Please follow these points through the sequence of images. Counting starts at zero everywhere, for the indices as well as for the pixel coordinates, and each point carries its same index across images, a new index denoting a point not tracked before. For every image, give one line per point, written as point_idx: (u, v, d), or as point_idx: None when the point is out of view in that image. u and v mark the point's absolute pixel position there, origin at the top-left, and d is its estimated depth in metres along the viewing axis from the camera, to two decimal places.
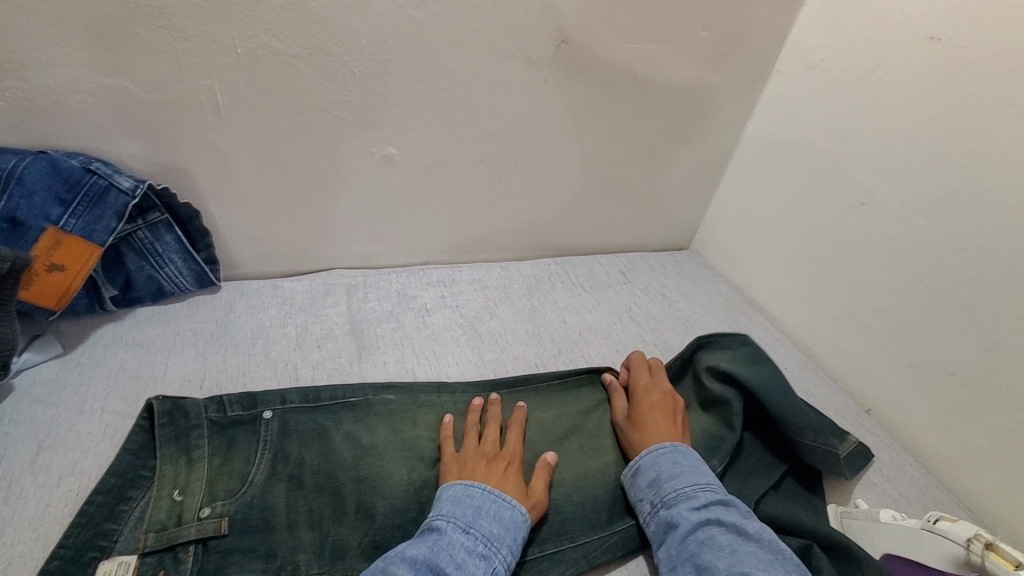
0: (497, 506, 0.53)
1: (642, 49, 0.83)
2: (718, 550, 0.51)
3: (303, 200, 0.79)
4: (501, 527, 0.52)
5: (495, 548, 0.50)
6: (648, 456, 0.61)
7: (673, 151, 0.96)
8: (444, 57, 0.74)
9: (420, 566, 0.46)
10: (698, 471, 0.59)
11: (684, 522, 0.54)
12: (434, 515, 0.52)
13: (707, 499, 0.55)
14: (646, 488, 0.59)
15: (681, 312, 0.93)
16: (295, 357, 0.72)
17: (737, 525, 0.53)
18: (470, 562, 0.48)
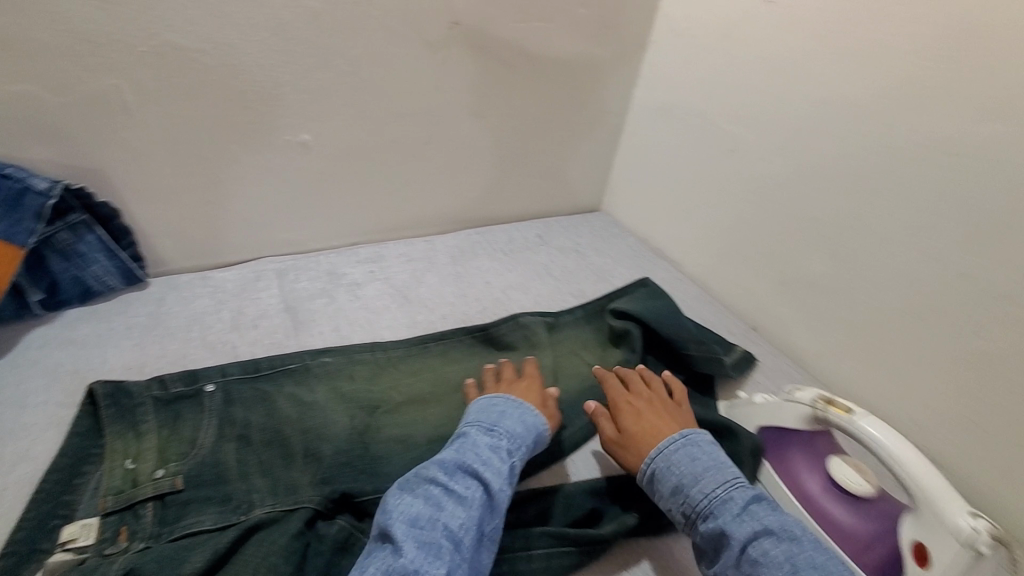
0: (520, 412, 0.61)
1: (529, 27, 0.91)
2: (775, 568, 0.48)
3: (224, 191, 0.83)
4: (524, 428, 0.60)
5: (517, 445, 0.58)
6: (660, 456, 0.58)
7: (572, 119, 1.06)
8: (346, 44, 0.79)
9: (448, 466, 0.53)
10: (721, 468, 0.56)
11: (729, 537, 0.51)
12: (466, 423, 0.59)
13: (742, 501, 0.53)
14: (672, 497, 0.55)
15: (594, 264, 1.03)
16: (232, 337, 0.76)
17: (785, 530, 0.50)
18: (494, 458, 0.55)
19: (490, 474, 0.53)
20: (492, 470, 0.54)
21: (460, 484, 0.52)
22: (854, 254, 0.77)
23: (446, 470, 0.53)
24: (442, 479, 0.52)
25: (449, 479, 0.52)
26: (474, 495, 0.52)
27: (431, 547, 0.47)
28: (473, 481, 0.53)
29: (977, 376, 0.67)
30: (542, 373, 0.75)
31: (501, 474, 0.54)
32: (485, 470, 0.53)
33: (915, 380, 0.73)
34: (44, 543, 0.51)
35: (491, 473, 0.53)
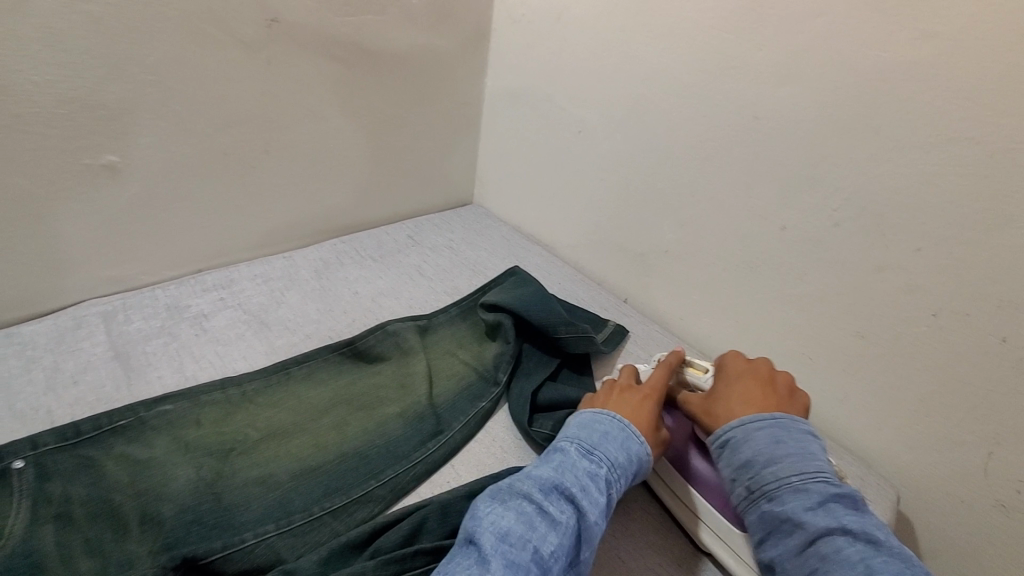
0: (624, 437, 0.57)
1: (361, 21, 0.86)
2: (846, 566, 0.43)
3: (15, 233, 0.70)
4: (625, 456, 0.55)
5: (617, 475, 0.54)
6: (740, 430, 0.55)
7: (426, 114, 1.02)
8: (142, 52, 0.69)
9: (545, 486, 0.50)
10: (809, 459, 0.51)
11: (798, 525, 0.47)
12: (569, 439, 0.56)
13: (821, 495, 0.48)
14: (739, 470, 0.53)
15: (468, 258, 1.01)
16: (46, 400, 0.65)
17: (867, 533, 0.46)
18: (592, 485, 0.52)
19: (587, 503, 0.50)
20: (591, 500, 0.50)
21: (555, 507, 0.49)
22: (698, 218, 0.82)
23: (542, 488, 0.50)
24: (537, 498, 0.49)
25: (545, 497, 0.49)
26: (568, 522, 0.48)
27: (518, 570, 0.44)
28: (569, 505, 0.49)
29: (812, 317, 0.73)
30: (415, 380, 0.71)
31: (598, 505, 0.51)
32: (582, 497, 0.50)
33: (764, 328, 0.79)
34: None
35: (588, 502, 0.50)
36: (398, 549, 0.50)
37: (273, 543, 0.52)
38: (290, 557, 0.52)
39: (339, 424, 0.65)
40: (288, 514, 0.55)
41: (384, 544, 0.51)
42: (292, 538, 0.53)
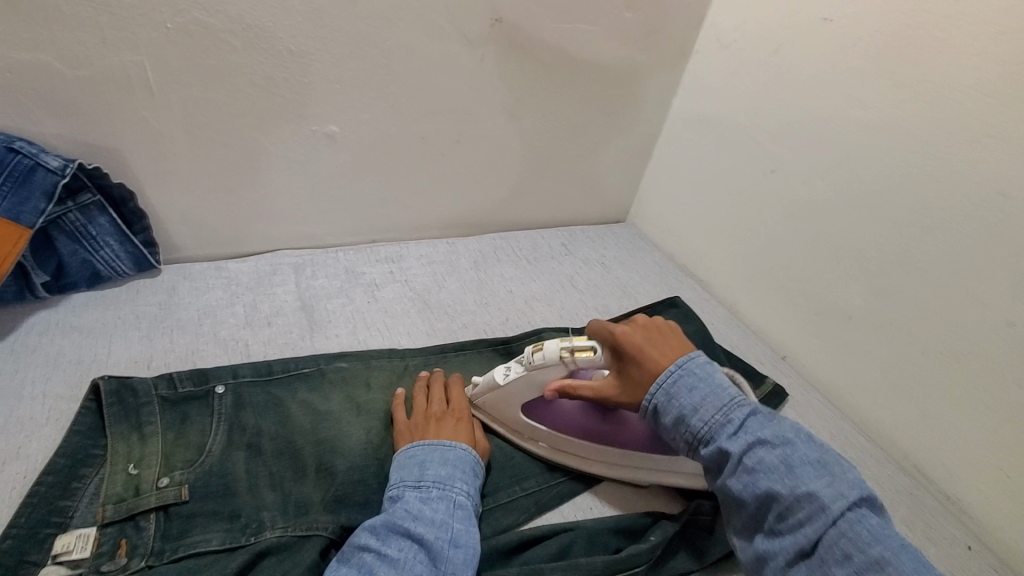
0: (439, 453, 0.56)
1: (572, 29, 0.86)
2: (772, 473, 0.45)
3: (244, 180, 0.79)
4: (449, 469, 0.55)
5: (447, 489, 0.53)
6: (661, 392, 0.52)
7: (608, 126, 1.01)
8: (381, 35, 0.74)
9: (379, 530, 0.48)
10: (721, 386, 0.51)
11: (725, 452, 0.48)
12: (388, 483, 0.54)
13: (738, 415, 0.49)
14: (671, 428, 0.51)
15: (620, 278, 1.00)
16: (245, 335, 0.72)
17: (780, 436, 0.47)
18: (426, 509, 0.50)
19: (422, 527, 0.49)
20: (426, 523, 0.49)
21: (393, 547, 0.47)
22: (902, 290, 0.74)
23: (378, 533, 0.48)
24: (373, 543, 0.47)
25: (381, 541, 0.47)
26: (409, 556, 0.47)
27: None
28: (406, 541, 0.48)
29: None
30: None
31: (436, 523, 0.50)
32: (415, 524, 0.49)
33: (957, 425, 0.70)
34: (36, 555, 0.47)
35: (422, 526, 0.49)
36: (546, 562, 0.53)
37: None
38: None
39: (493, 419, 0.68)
40: None
41: (533, 556, 0.54)
42: None
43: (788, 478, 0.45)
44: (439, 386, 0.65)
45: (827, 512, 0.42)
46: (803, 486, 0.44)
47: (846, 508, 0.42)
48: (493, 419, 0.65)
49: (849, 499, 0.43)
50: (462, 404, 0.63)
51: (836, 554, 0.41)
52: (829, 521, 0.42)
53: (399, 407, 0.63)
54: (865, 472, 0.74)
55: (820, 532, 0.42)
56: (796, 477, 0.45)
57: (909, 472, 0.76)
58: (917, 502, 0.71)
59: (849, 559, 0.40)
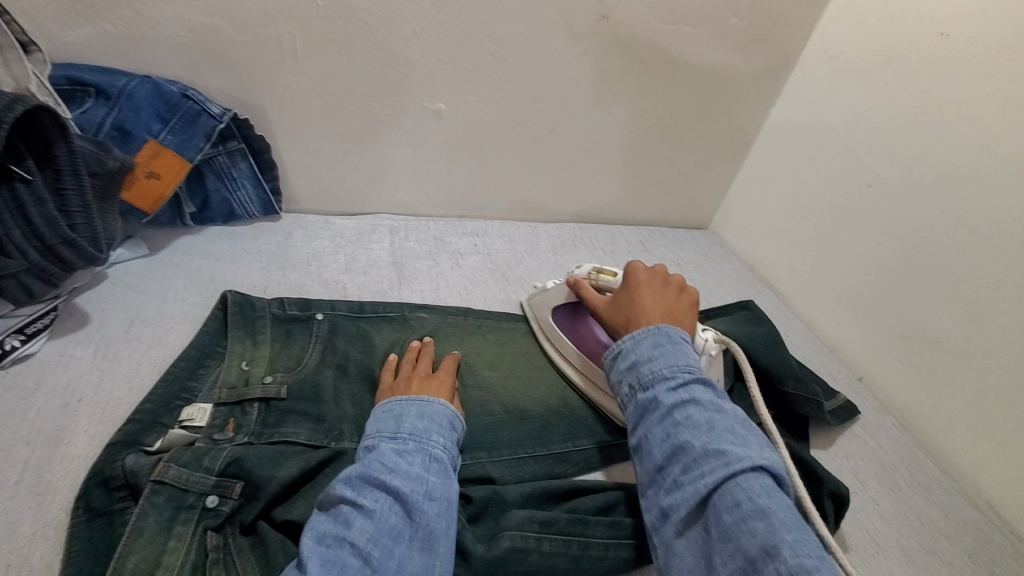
0: (418, 407, 0.57)
1: (676, 31, 0.89)
2: (694, 428, 0.50)
3: (359, 145, 0.88)
4: (427, 422, 0.56)
5: (422, 442, 0.54)
6: (630, 340, 0.59)
7: (700, 131, 1.03)
8: (495, 24, 0.81)
9: (355, 481, 0.49)
10: (682, 355, 0.57)
11: (660, 404, 0.53)
12: (365, 435, 0.55)
13: (685, 379, 0.54)
14: (625, 371, 0.58)
15: (694, 279, 1.01)
16: (343, 279, 0.81)
17: (713, 405, 0.52)
18: (402, 463, 0.51)
19: (398, 481, 0.49)
20: (401, 476, 0.50)
21: (368, 498, 0.48)
22: (1000, 318, 0.70)
23: (354, 485, 0.49)
24: (348, 494, 0.48)
25: (357, 493, 0.48)
26: (384, 508, 0.47)
27: (336, 567, 0.43)
28: (382, 493, 0.49)
29: None
30: None
31: (412, 476, 0.50)
32: (391, 477, 0.49)
33: None
34: (166, 419, 0.56)
35: (397, 479, 0.49)
36: (591, 516, 0.56)
37: (486, 465, 0.60)
38: (498, 479, 0.60)
39: (555, 384, 0.72)
40: (500, 446, 0.63)
41: (580, 506, 0.57)
42: (503, 466, 0.61)
43: (706, 435, 0.49)
44: (428, 358, 0.66)
45: (728, 465, 0.45)
46: (716, 444, 0.48)
47: (747, 467, 0.45)
48: (541, 320, 0.78)
49: (754, 462, 0.46)
50: (447, 372, 0.64)
51: (727, 503, 0.44)
52: (725, 471, 0.45)
53: (387, 371, 0.64)
54: (932, 500, 0.71)
55: (715, 479, 0.45)
56: (712, 436, 0.49)
57: (983, 510, 0.72)
58: (985, 538, 0.68)
59: (739, 508, 0.43)
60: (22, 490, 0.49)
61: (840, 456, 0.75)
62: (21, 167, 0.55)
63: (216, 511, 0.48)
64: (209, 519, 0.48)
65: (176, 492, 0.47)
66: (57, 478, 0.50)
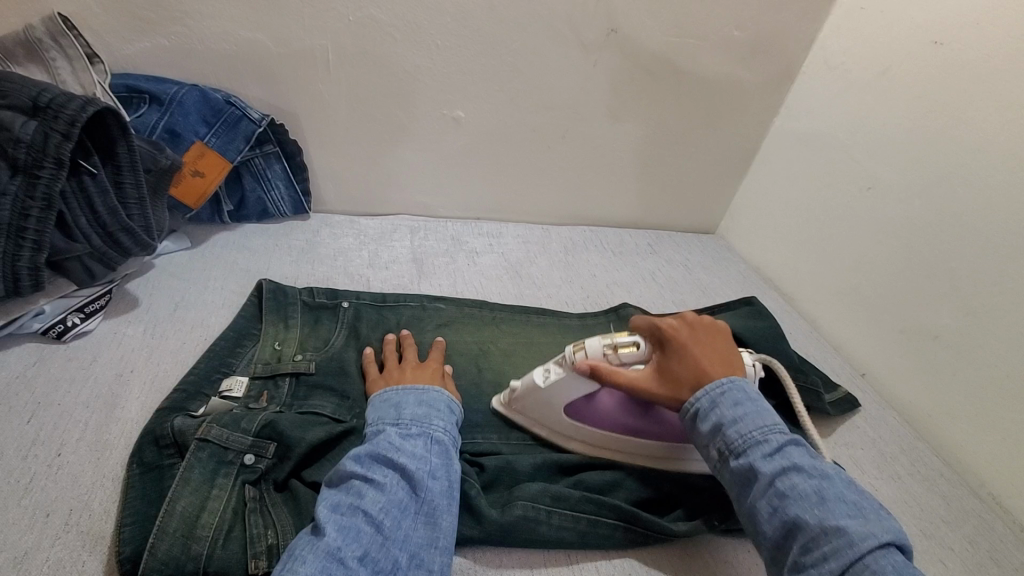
0: (416, 395, 0.61)
1: (682, 43, 0.94)
2: (803, 501, 0.47)
3: (384, 150, 0.95)
4: (426, 408, 0.59)
5: (424, 425, 0.57)
6: (705, 398, 0.56)
7: (706, 138, 1.07)
8: (511, 37, 0.87)
9: (363, 458, 0.53)
10: (766, 413, 0.54)
11: (760, 474, 0.50)
12: (367, 421, 0.58)
13: (780, 442, 0.51)
14: (709, 434, 0.55)
15: (701, 280, 1.04)
16: (367, 273, 0.87)
17: (816, 470, 0.49)
18: (406, 443, 0.55)
19: (404, 458, 0.53)
20: (406, 453, 0.53)
21: (378, 472, 0.52)
22: (995, 312, 0.73)
23: (364, 463, 0.52)
24: (360, 472, 0.52)
25: (368, 469, 0.52)
26: (392, 481, 0.51)
27: (350, 532, 0.47)
28: (391, 470, 0.52)
29: None
30: None
31: (417, 454, 0.54)
32: (399, 456, 0.53)
33: None
34: (207, 390, 0.62)
35: (405, 458, 0.53)
36: (599, 491, 0.59)
37: (498, 443, 0.65)
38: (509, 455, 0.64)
39: None
40: (513, 425, 0.67)
41: (588, 481, 0.60)
42: (515, 442, 0.65)
43: (818, 509, 0.46)
44: (412, 348, 0.69)
45: (853, 546, 0.43)
46: (833, 519, 0.45)
47: (874, 546, 0.42)
48: (529, 420, 0.66)
49: (881, 540, 0.43)
50: (433, 359, 0.67)
51: None
52: (854, 555, 0.42)
53: (370, 364, 0.67)
54: (932, 489, 0.74)
55: (845, 565, 0.42)
56: (826, 510, 0.46)
57: (984, 499, 0.74)
58: (986, 526, 0.70)
59: None
60: (83, 446, 0.54)
61: (840, 445, 0.77)
62: (89, 162, 0.62)
63: (252, 467, 0.53)
64: (247, 474, 0.53)
65: (218, 448, 0.52)
66: (114, 437, 0.55)
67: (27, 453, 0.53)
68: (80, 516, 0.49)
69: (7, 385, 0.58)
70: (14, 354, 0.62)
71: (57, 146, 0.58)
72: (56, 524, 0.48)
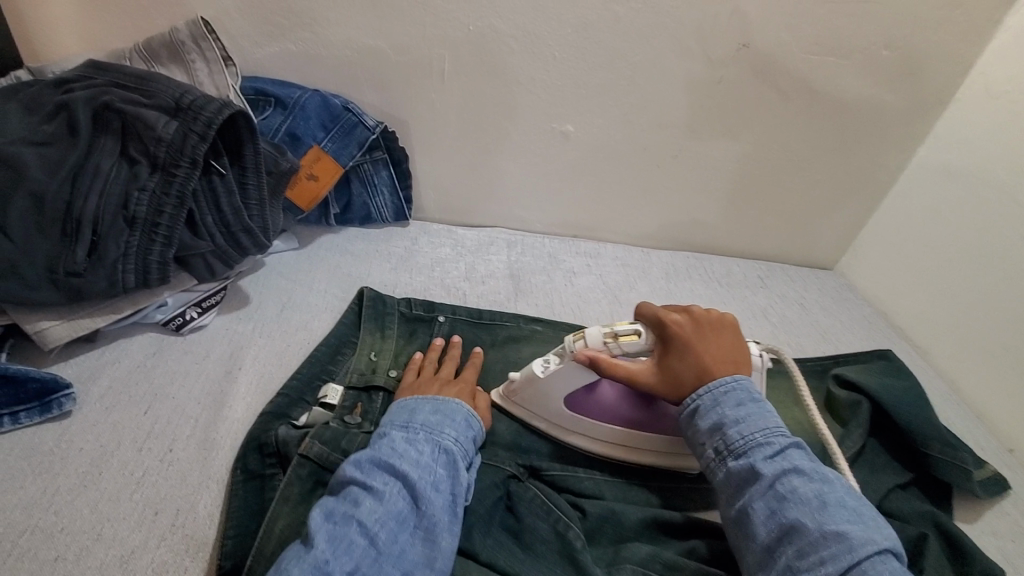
0: (432, 404, 0.58)
1: (820, 62, 0.86)
2: (804, 503, 0.47)
3: (487, 161, 0.93)
4: (439, 416, 0.56)
5: (433, 432, 0.54)
6: (708, 396, 0.56)
7: (835, 165, 0.97)
8: (632, 50, 0.83)
9: (364, 464, 0.51)
10: (767, 415, 0.54)
11: (761, 475, 0.50)
12: (378, 425, 0.56)
13: (780, 444, 0.51)
14: (709, 433, 0.54)
15: (818, 322, 0.95)
16: (463, 286, 0.86)
17: (816, 474, 0.49)
18: (410, 450, 0.52)
19: (407, 467, 0.50)
20: (410, 462, 0.51)
21: (378, 480, 0.49)
22: None
23: (363, 468, 0.50)
24: (357, 476, 0.50)
25: (365, 474, 0.50)
26: (393, 491, 0.49)
27: (343, 543, 0.45)
28: (391, 477, 0.50)
29: None
30: None
31: (421, 464, 0.51)
32: (400, 463, 0.50)
33: None
34: (309, 397, 0.62)
35: (405, 465, 0.50)
36: (716, 564, 0.52)
37: (600, 484, 0.60)
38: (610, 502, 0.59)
39: None
40: (611, 469, 0.62)
41: (703, 548, 0.53)
42: (616, 488, 0.60)
43: (819, 513, 0.46)
44: (453, 360, 0.66)
45: (854, 551, 0.43)
46: (833, 523, 0.45)
47: (874, 551, 0.43)
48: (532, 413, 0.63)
49: (881, 546, 0.43)
50: (468, 376, 0.64)
51: None
52: (855, 560, 0.43)
53: (409, 371, 0.65)
54: None
55: (844, 569, 0.42)
56: (825, 515, 0.46)
57: None
58: None
59: None
60: (192, 444, 0.55)
61: (984, 534, 0.67)
62: (219, 163, 0.64)
63: None
64: None
65: (319, 467, 0.52)
66: (221, 437, 0.56)
67: (142, 445, 0.54)
68: (187, 518, 0.49)
69: (130, 374, 0.61)
70: (137, 343, 0.65)
71: (193, 147, 0.60)
72: (163, 524, 0.49)
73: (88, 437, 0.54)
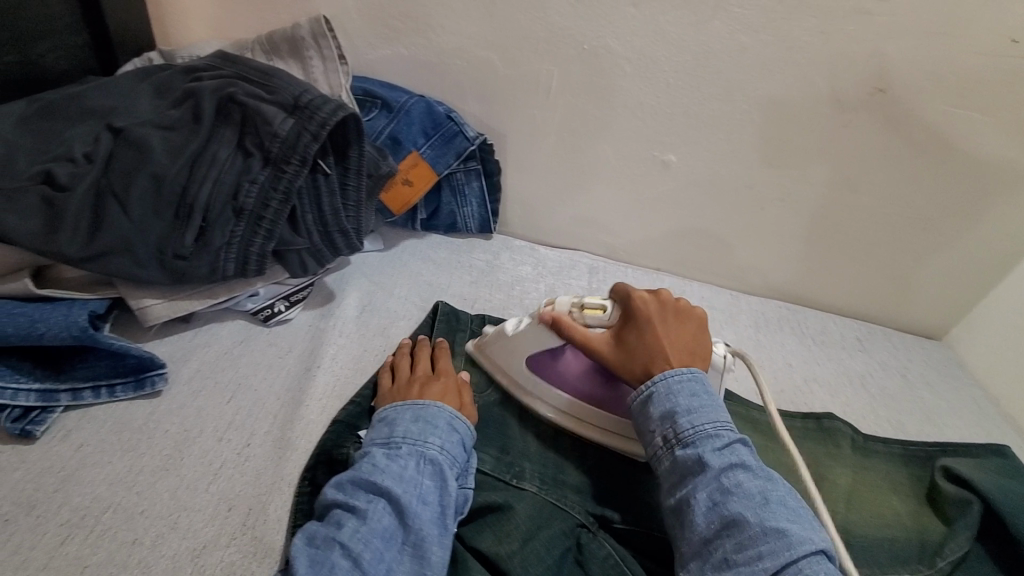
0: (413, 411, 0.56)
1: (964, 116, 0.77)
2: (746, 498, 0.46)
3: (581, 183, 0.90)
4: (419, 424, 0.54)
5: (418, 443, 0.52)
6: (663, 383, 0.55)
7: (962, 229, 0.87)
8: (754, 83, 0.78)
9: (346, 486, 0.49)
10: (717, 408, 0.53)
11: (707, 466, 0.49)
12: (359, 442, 0.54)
13: (729, 438, 0.51)
14: (659, 421, 0.53)
15: (922, 399, 0.87)
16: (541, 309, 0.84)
17: (761, 472, 0.49)
18: (393, 463, 0.50)
19: (389, 481, 0.48)
20: (392, 476, 0.49)
21: (360, 500, 0.48)
22: None
23: (345, 489, 0.49)
24: (340, 498, 0.48)
25: (348, 495, 0.48)
26: (376, 509, 0.47)
27: (324, 568, 0.43)
28: (373, 495, 0.48)
29: None
30: (834, 491, 0.69)
31: (405, 478, 0.49)
32: (380, 477, 0.49)
33: None
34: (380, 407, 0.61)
35: (387, 479, 0.49)
36: None
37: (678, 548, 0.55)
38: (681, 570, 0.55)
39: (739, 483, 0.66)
40: None
41: None
42: None
43: (760, 509, 0.46)
44: (427, 353, 0.65)
45: (791, 550, 0.43)
46: (774, 521, 0.45)
47: (810, 551, 0.43)
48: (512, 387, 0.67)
49: (816, 548, 0.43)
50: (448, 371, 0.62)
51: None
52: (791, 559, 0.42)
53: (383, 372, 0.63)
54: None
55: (780, 566, 0.42)
56: (767, 511, 0.45)
57: None
58: None
59: None
60: (268, 442, 0.56)
61: None
62: (325, 162, 0.65)
63: None
64: None
65: None
66: (296, 437, 0.56)
67: (222, 435, 0.55)
68: (256, 519, 0.50)
69: (218, 360, 0.63)
70: (227, 329, 0.67)
71: (304, 146, 0.61)
72: (235, 521, 0.49)
73: (173, 420, 0.56)
